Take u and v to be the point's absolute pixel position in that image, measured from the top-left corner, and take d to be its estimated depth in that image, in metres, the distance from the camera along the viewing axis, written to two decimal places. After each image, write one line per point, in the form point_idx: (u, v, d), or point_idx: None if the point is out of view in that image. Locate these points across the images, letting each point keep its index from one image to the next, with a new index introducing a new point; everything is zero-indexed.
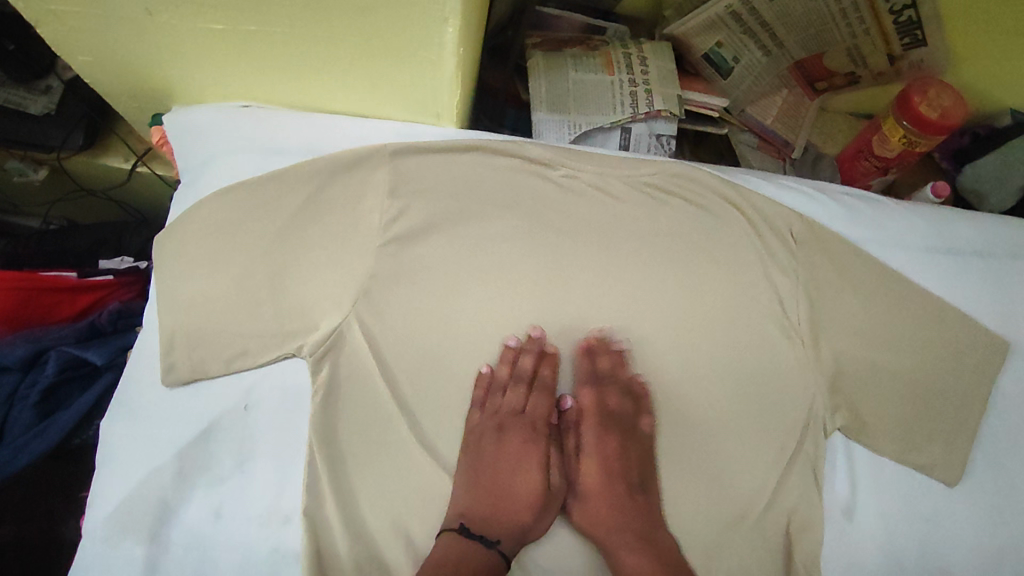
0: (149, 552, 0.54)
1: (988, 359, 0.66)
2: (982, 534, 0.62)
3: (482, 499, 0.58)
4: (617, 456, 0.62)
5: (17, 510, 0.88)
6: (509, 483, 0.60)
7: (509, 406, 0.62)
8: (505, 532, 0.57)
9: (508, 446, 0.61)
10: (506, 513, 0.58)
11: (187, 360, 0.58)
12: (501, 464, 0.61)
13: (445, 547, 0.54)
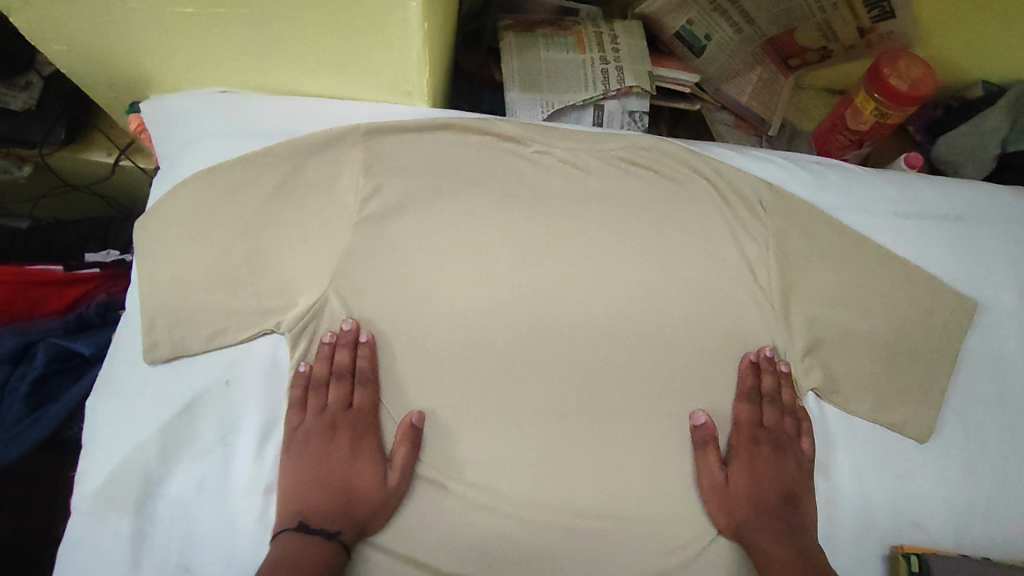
0: (135, 525, 0.55)
1: (956, 319, 0.67)
2: (953, 489, 0.64)
3: (323, 495, 0.56)
4: (761, 470, 0.61)
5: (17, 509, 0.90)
6: (355, 479, 0.57)
7: (333, 402, 0.59)
8: (346, 524, 0.55)
9: (338, 445, 0.58)
10: (354, 506, 0.56)
11: (168, 339, 0.59)
12: (331, 462, 0.57)
13: (284, 546, 0.52)
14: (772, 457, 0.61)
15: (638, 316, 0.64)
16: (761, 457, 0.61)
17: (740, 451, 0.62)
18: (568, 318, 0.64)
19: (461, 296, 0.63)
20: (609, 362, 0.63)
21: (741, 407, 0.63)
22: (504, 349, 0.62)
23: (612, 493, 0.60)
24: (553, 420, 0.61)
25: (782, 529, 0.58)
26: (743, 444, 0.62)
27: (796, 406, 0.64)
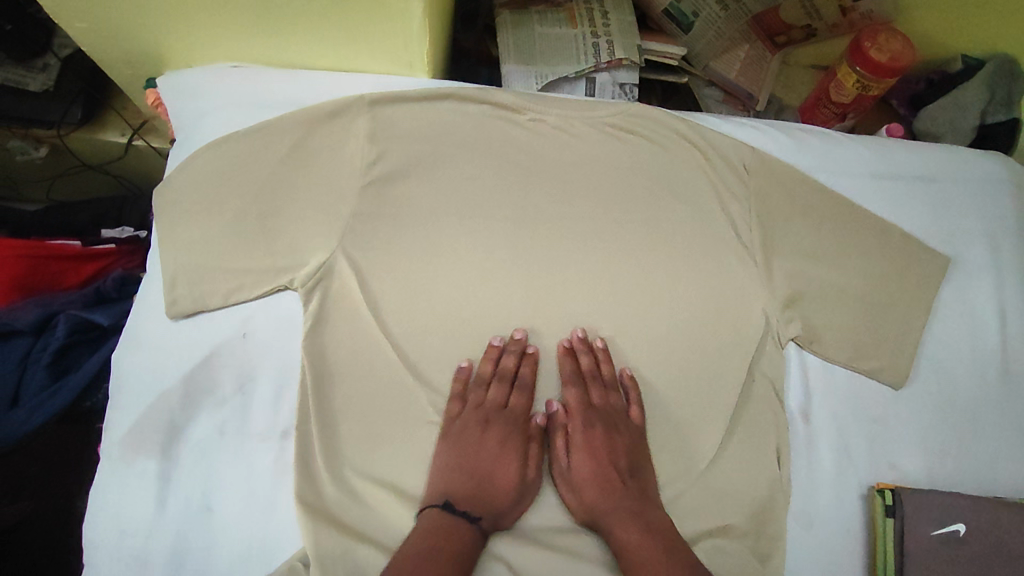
0: (161, 466, 0.59)
1: (929, 272, 0.71)
2: (927, 431, 0.68)
3: (464, 484, 0.59)
4: (594, 444, 0.62)
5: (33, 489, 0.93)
6: (505, 471, 0.60)
7: (491, 400, 0.63)
8: (484, 511, 0.58)
9: (488, 439, 0.61)
10: (495, 497, 0.59)
11: (188, 295, 0.63)
12: (481, 455, 0.61)
13: (430, 523, 0.55)
14: (586, 437, 0.63)
15: (629, 273, 0.68)
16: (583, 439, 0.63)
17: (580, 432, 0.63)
18: (563, 275, 0.68)
19: (461, 255, 0.67)
20: (602, 315, 0.67)
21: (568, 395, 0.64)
22: (503, 304, 0.66)
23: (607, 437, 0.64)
24: (549, 369, 0.66)
25: (621, 507, 0.59)
26: (578, 421, 0.64)
27: (614, 383, 0.65)
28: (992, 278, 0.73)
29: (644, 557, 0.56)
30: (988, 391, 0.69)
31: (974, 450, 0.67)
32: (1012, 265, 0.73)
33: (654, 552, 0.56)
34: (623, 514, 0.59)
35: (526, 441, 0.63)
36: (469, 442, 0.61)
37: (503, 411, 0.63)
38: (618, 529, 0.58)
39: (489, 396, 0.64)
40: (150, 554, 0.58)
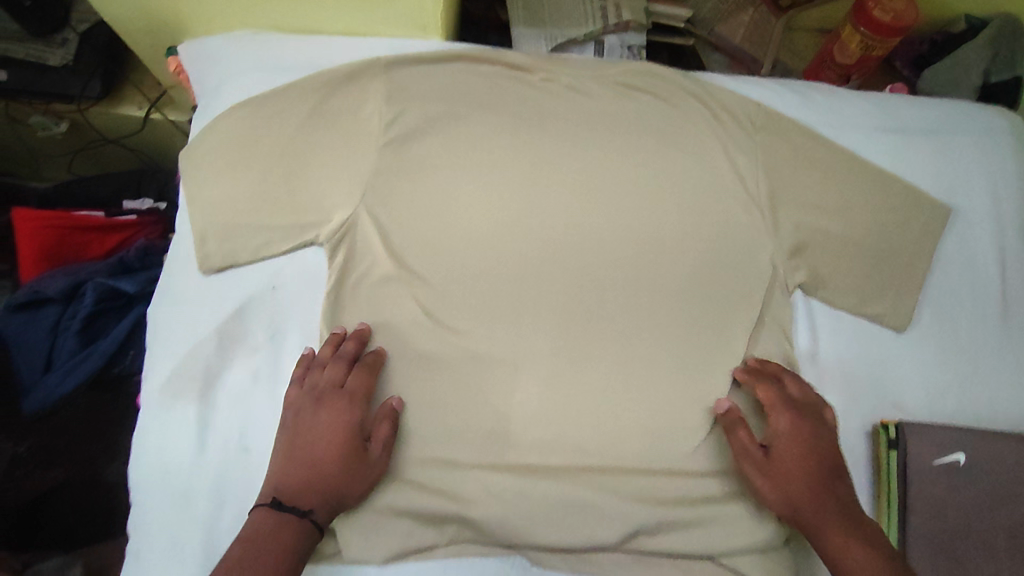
0: (199, 411, 0.63)
1: (931, 221, 0.74)
2: (928, 372, 0.70)
3: (298, 474, 0.58)
4: (811, 453, 0.61)
5: (64, 459, 0.96)
6: (316, 461, 0.59)
7: (321, 384, 0.61)
8: (319, 500, 0.57)
9: (321, 424, 0.60)
10: (328, 488, 0.58)
11: (219, 251, 0.66)
12: (309, 441, 0.59)
13: (258, 523, 0.55)
14: (805, 440, 0.62)
15: (639, 226, 0.71)
16: (797, 451, 0.61)
17: (784, 441, 0.62)
18: (576, 229, 0.70)
19: (477, 211, 0.70)
20: (615, 266, 0.70)
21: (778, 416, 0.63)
22: (519, 257, 0.69)
23: (621, 381, 0.67)
24: (566, 319, 0.68)
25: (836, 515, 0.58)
26: (792, 436, 0.62)
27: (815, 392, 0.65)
28: (992, 225, 0.75)
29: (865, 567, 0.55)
30: (987, 332, 0.72)
31: (973, 388, 0.70)
32: (1011, 213, 0.76)
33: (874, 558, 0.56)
34: (832, 520, 0.58)
35: (348, 424, 0.60)
36: (300, 427, 0.60)
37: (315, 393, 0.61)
38: (830, 535, 0.58)
39: (506, 346, 0.67)
40: (193, 492, 0.61)
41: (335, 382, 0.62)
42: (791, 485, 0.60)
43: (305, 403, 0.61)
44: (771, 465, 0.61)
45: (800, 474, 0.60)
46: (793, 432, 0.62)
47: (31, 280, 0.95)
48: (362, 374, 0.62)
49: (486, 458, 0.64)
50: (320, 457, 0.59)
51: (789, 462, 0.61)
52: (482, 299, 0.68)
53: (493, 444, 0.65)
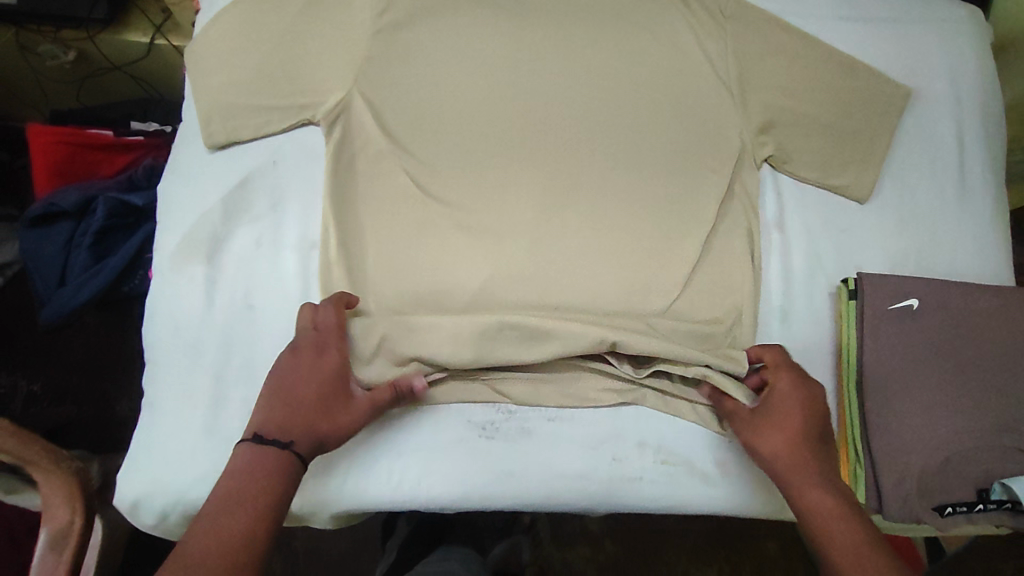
0: (207, 271, 0.68)
1: (893, 101, 0.78)
2: (889, 238, 0.75)
3: (279, 411, 0.57)
4: (804, 413, 0.61)
5: (76, 397, 1.15)
6: (301, 400, 0.58)
7: (311, 325, 0.62)
8: (302, 435, 0.57)
9: (308, 363, 0.60)
10: (311, 425, 0.58)
11: (222, 129, 0.71)
12: (297, 380, 0.59)
13: (242, 457, 0.54)
14: (800, 400, 0.61)
15: (613, 109, 0.76)
16: (789, 408, 0.61)
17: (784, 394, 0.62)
18: (556, 110, 0.75)
19: (463, 94, 0.74)
20: (591, 144, 0.75)
21: (779, 376, 0.63)
22: (503, 135, 0.74)
23: (600, 248, 0.72)
24: (547, 191, 0.73)
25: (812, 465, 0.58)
26: (790, 395, 0.62)
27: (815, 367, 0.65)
28: (951, 106, 0.80)
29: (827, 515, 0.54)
30: (947, 202, 0.76)
31: (933, 254, 0.75)
32: (971, 95, 0.80)
33: (838, 512, 0.54)
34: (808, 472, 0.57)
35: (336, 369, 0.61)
36: (285, 364, 0.60)
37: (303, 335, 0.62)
38: (804, 485, 0.57)
39: (492, 217, 0.72)
40: (201, 344, 0.66)
41: (323, 325, 0.62)
42: (772, 436, 0.60)
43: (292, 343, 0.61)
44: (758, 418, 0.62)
45: (781, 427, 0.60)
46: (787, 390, 0.62)
47: (46, 195, 1.00)
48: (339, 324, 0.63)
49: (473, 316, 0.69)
50: (306, 395, 0.59)
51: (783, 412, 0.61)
52: (469, 173, 0.72)
53: (480, 305, 0.69)
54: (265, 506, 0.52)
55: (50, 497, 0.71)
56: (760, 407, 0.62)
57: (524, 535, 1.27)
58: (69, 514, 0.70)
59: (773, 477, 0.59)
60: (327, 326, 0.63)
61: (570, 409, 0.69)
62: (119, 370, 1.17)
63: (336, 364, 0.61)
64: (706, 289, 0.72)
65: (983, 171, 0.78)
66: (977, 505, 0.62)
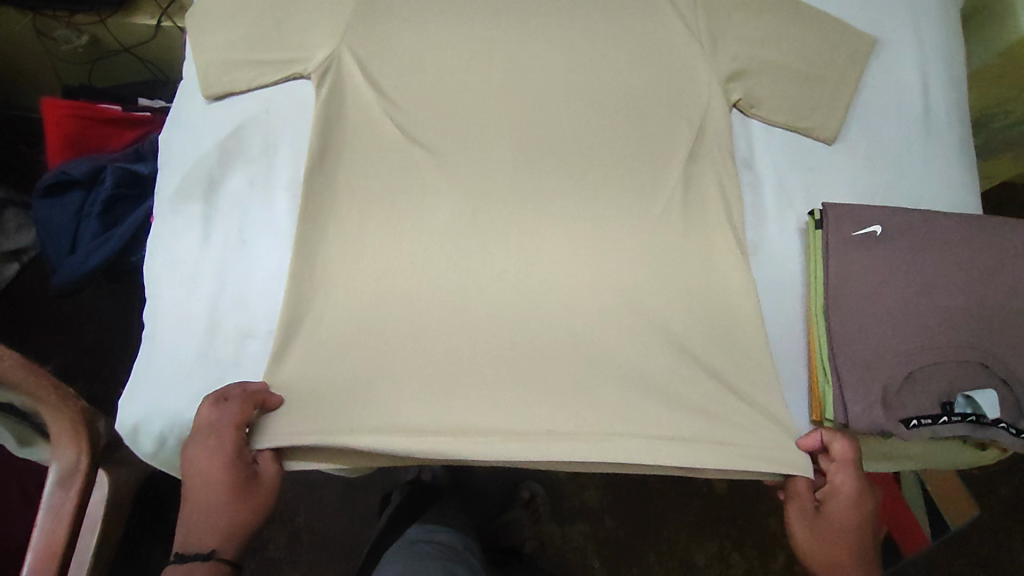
0: (204, 209, 0.72)
1: (859, 49, 0.81)
2: (856, 176, 0.78)
3: (200, 523, 0.61)
4: (863, 513, 0.64)
5: (87, 376, 1.18)
6: (212, 507, 0.61)
7: (209, 427, 0.62)
8: (220, 542, 0.61)
9: (213, 470, 0.61)
10: (225, 528, 0.61)
11: (220, 82, 0.76)
12: (205, 490, 0.61)
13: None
14: (860, 503, 0.63)
15: (588, 64, 0.79)
16: (850, 509, 0.63)
17: (840, 496, 0.64)
18: (534, 65, 0.79)
19: (445, 50, 0.78)
20: (567, 96, 0.78)
21: (842, 475, 0.64)
22: (484, 88, 0.78)
23: (578, 193, 0.76)
24: (526, 141, 0.77)
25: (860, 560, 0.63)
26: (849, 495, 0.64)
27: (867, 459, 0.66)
28: (916, 53, 0.83)
29: None
30: (912, 142, 0.79)
31: (899, 189, 0.78)
32: (933, 43, 0.84)
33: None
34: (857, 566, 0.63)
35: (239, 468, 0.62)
36: (193, 473, 0.61)
37: (204, 437, 0.62)
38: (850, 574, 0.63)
39: (474, 165, 0.75)
40: (198, 277, 0.71)
41: (221, 424, 0.61)
42: (833, 535, 0.63)
43: (193, 446, 0.61)
44: (820, 513, 0.65)
45: (842, 528, 0.63)
46: (850, 491, 0.64)
47: (58, 166, 1.05)
48: (234, 415, 0.62)
49: (455, 258, 0.73)
50: (216, 503, 0.61)
51: (842, 513, 0.64)
52: (452, 124, 0.77)
53: (463, 246, 0.73)
54: None
55: (58, 435, 0.72)
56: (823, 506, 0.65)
57: (524, 512, 1.24)
58: (76, 451, 0.71)
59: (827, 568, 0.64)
60: (223, 425, 0.61)
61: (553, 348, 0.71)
62: (127, 348, 1.21)
63: (235, 464, 0.62)
64: (680, 227, 0.75)
65: (947, 112, 0.82)
66: (941, 417, 0.65)
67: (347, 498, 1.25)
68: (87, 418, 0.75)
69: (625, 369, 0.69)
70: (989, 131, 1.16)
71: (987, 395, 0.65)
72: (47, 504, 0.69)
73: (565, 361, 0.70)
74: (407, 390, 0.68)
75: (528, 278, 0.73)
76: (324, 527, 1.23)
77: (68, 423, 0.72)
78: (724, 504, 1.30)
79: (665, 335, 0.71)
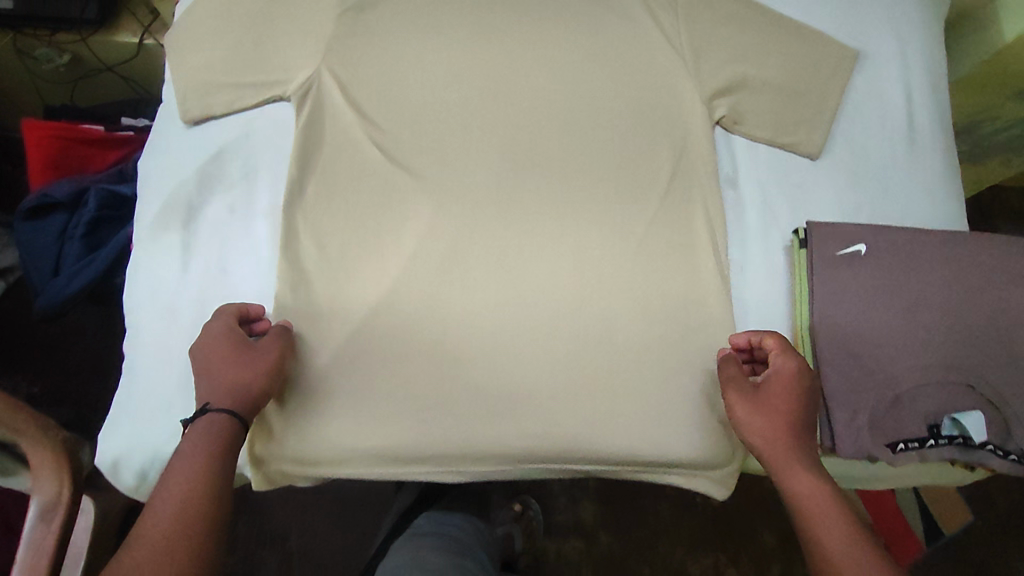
0: (184, 238, 0.72)
1: (841, 64, 0.81)
2: (840, 192, 0.77)
3: (214, 392, 0.61)
4: (800, 399, 0.63)
5: (75, 397, 1.17)
6: (226, 372, 0.62)
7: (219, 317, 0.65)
8: (230, 401, 0.61)
9: (218, 346, 0.63)
10: (240, 388, 0.62)
11: (198, 105, 0.75)
12: (216, 363, 0.62)
13: (199, 434, 0.58)
14: (796, 389, 0.63)
15: (569, 77, 0.79)
16: (787, 398, 0.63)
17: (777, 385, 0.64)
18: (516, 81, 0.78)
19: (425, 69, 0.78)
20: (549, 114, 0.77)
21: (783, 360, 0.64)
22: (465, 106, 0.77)
23: (562, 214, 0.75)
24: (509, 160, 0.76)
25: (800, 454, 0.61)
26: (785, 382, 0.63)
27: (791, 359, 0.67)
28: (900, 66, 0.82)
29: (820, 501, 0.58)
30: (896, 157, 0.79)
31: (885, 203, 0.77)
32: (917, 52, 0.83)
33: (830, 498, 0.58)
34: (798, 462, 0.61)
35: (240, 338, 0.64)
36: (203, 355, 0.63)
37: (210, 327, 0.65)
38: (798, 477, 0.60)
39: (456, 185, 0.74)
40: (177, 306, 0.70)
41: (225, 315, 0.65)
42: (770, 424, 0.62)
43: (202, 336, 0.64)
44: (759, 399, 0.64)
45: (779, 415, 0.62)
46: (789, 374, 0.64)
47: (41, 187, 1.04)
48: (218, 313, 0.66)
49: (438, 282, 0.71)
50: (224, 368, 0.62)
51: (777, 401, 0.63)
52: (435, 143, 0.76)
53: (446, 269, 0.72)
54: (207, 471, 0.57)
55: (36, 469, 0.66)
56: (760, 391, 0.64)
57: (516, 525, 1.23)
58: (57, 483, 0.64)
59: (768, 462, 0.62)
60: (224, 315, 0.65)
61: (538, 376, 0.69)
62: (112, 369, 1.19)
63: (237, 338, 0.64)
64: (664, 248, 0.74)
65: (930, 126, 0.81)
66: (928, 440, 0.64)
67: (337, 517, 1.24)
68: (67, 448, 0.68)
69: (608, 396, 0.69)
70: (977, 137, 1.16)
71: (973, 418, 0.64)
72: (27, 543, 0.63)
73: (549, 387, 0.69)
74: (391, 421, 0.67)
75: (515, 303, 0.71)
76: (316, 548, 1.22)
77: (48, 454, 0.66)
78: (718, 518, 1.29)
79: (650, 359, 0.70)
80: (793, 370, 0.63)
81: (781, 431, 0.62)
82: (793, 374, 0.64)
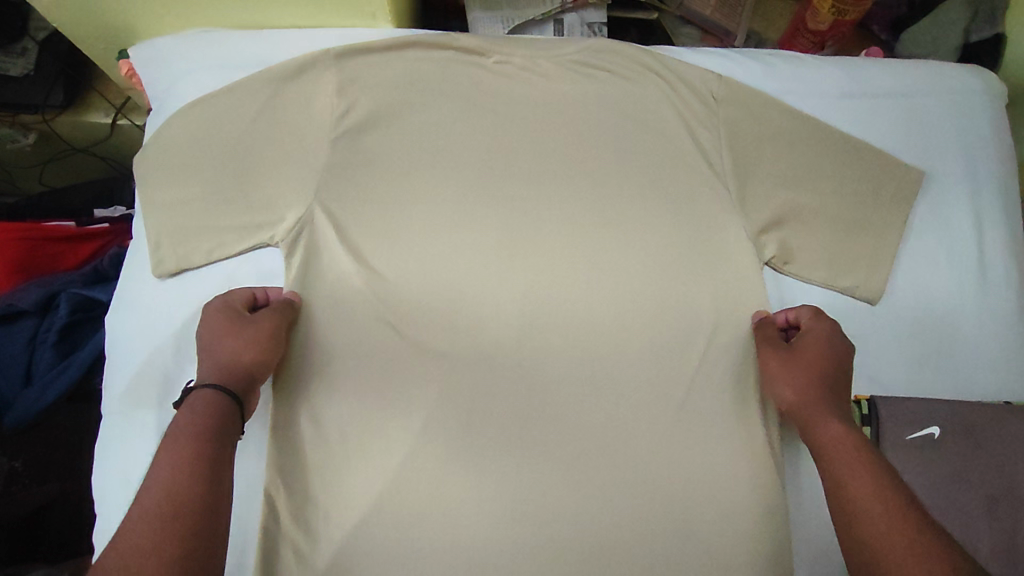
0: (159, 418, 0.63)
1: (904, 188, 0.71)
2: (903, 343, 0.69)
3: (207, 368, 0.57)
4: (834, 357, 0.60)
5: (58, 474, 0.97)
6: (218, 349, 0.58)
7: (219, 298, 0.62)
8: (224, 376, 0.56)
9: (215, 321, 0.60)
10: (231, 361, 0.57)
11: (173, 256, 0.67)
12: (211, 338, 0.59)
13: (193, 407, 0.53)
14: (830, 349, 0.61)
15: (597, 208, 0.69)
16: (820, 354, 0.61)
17: (809, 344, 0.61)
18: (536, 213, 0.69)
19: (435, 198, 0.68)
20: (573, 251, 0.68)
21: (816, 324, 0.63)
22: (480, 243, 0.68)
23: (591, 372, 0.66)
24: (530, 307, 0.67)
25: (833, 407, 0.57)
26: (819, 342, 0.61)
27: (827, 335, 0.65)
28: (967, 187, 0.73)
29: (848, 444, 0.52)
30: (965, 299, 0.70)
31: (953, 354, 0.69)
32: (985, 170, 0.74)
33: (860, 440, 0.53)
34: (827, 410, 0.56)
35: (236, 311, 0.61)
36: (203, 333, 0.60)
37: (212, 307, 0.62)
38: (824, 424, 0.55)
39: (471, 338, 0.66)
40: None
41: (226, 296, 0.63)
42: (801, 374, 0.59)
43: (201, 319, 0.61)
44: (792, 355, 0.61)
45: (811, 369, 0.59)
46: (821, 334, 0.62)
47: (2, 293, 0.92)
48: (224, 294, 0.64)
49: (453, 458, 0.62)
50: (217, 345, 0.58)
51: (809, 356, 0.60)
52: (446, 286, 0.66)
53: (461, 441, 0.63)
54: (203, 430, 0.51)
55: None
56: (793, 348, 0.62)
57: None
58: None
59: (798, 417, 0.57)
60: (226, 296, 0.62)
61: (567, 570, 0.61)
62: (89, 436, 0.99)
63: (232, 310, 0.61)
64: (707, 414, 0.65)
65: (1005, 262, 0.72)
66: None
67: None
68: None
69: None
70: None
71: None
72: None
73: None
74: None
75: (538, 485, 0.63)
76: None
77: None
78: None
79: (695, 550, 0.62)
80: (826, 330, 0.62)
81: (812, 386, 0.58)
82: (824, 335, 0.62)
